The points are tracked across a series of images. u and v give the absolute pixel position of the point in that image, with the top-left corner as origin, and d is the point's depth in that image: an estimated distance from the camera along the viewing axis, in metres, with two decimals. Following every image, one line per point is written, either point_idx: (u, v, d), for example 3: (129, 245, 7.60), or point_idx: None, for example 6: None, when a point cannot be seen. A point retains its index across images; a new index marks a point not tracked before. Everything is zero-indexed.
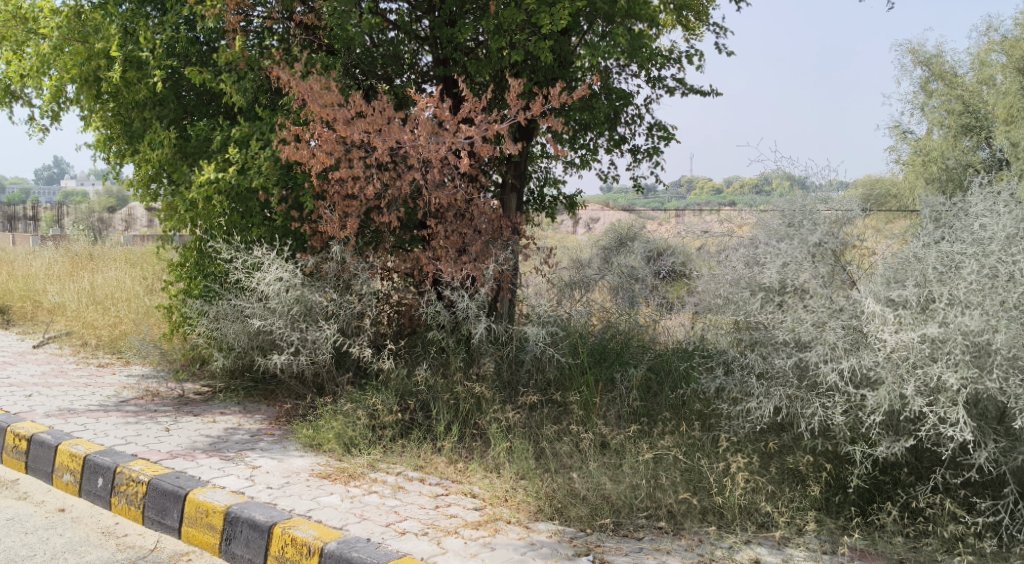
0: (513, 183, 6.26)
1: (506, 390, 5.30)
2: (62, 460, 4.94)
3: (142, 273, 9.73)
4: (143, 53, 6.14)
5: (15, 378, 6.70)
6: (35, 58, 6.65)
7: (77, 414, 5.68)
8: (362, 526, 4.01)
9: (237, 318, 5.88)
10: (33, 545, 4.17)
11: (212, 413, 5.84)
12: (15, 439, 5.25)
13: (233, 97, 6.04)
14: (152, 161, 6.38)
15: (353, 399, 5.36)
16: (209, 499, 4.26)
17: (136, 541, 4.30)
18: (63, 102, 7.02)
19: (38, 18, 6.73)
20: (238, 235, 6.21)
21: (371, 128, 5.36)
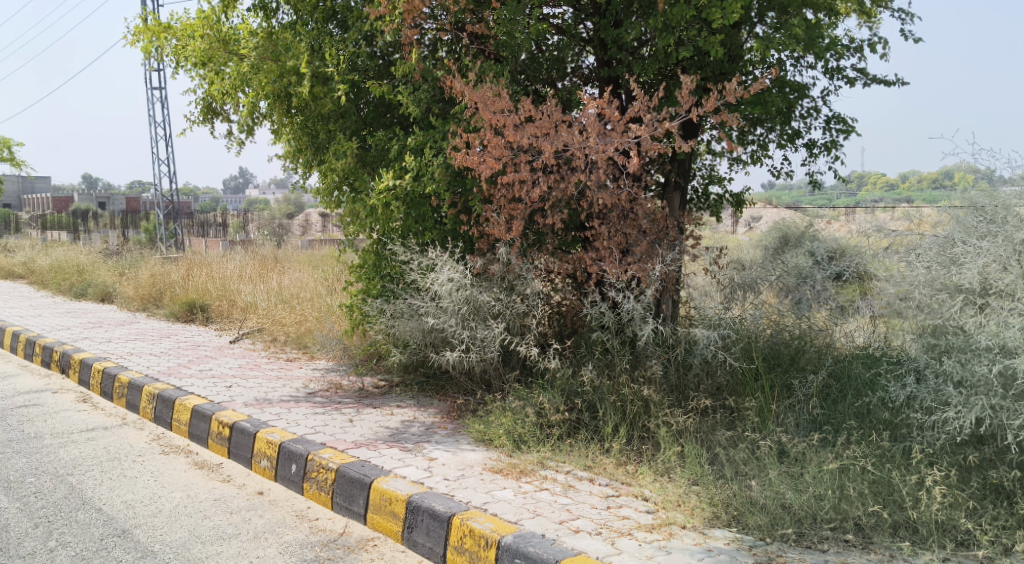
0: (677, 182, 6.14)
1: (675, 394, 5.21)
2: (259, 446, 5.30)
3: (324, 274, 10.29)
4: (328, 69, 6.50)
5: (216, 370, 7.26)
6: (235, 78, 7.20)
7: (271, 404, 6.08)
8: (537, 522, 4.06)
9: (412, 315, 6.09)
10: (238, 524, 4.50)
11: (390, 406, 6.09)
12: (219, 425, 5.69)
13: (409, 108, 6.27)
14: (337, 170, 6.74)
15: (520, 397, 5.43)
16: (392, 488, 4.46)
17: (326, 524, 4.54)
18: (258, 117, 7.54)
19: (238, 41, 7.30)
20: (412, 238, 6.45)
21: (539, 132, 5.39)
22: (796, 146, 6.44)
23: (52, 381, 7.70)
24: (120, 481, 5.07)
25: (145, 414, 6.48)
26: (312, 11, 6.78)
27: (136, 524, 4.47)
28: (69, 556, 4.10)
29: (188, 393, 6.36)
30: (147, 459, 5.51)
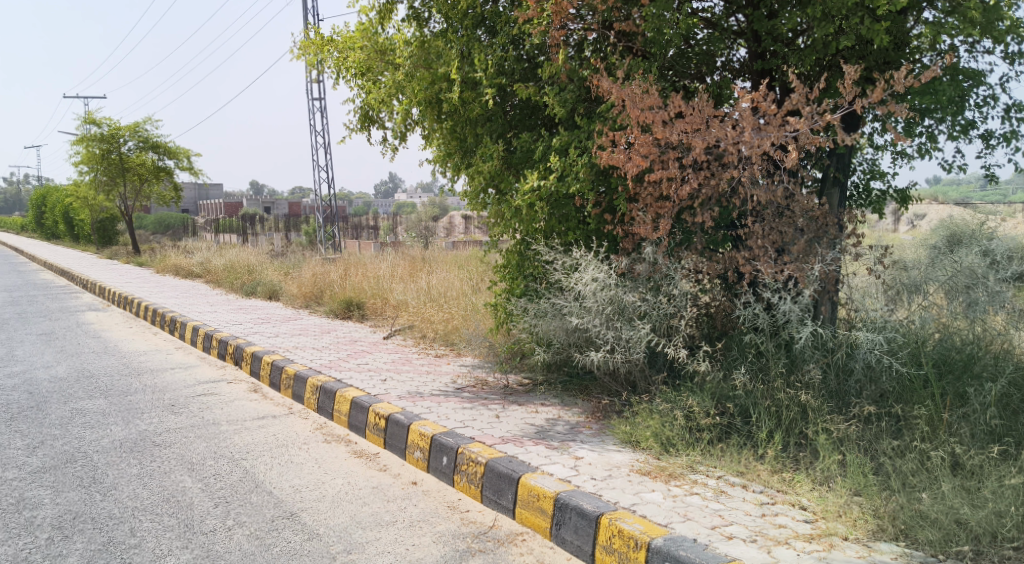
0: (836, 176, 5.86)
1: (835, 400, 4.96)
2: (413, 438, 5.45)
3: (469, 274, 10.49)
4: (477, 74, 6.59)
5: (371, 364, 7.53)
6: (390, 85, 7.44)
7: (423, 398, 6.24)
8: (688, 526, 3.97)
9: (556, 315, 6.08)
10: (394, 512, 4.66)
11: (535, 404, 6.09)
12: (376, 417, 5.89)
13: (555, 109, 6.25)
14: (484, 173, 6.82)
15: (668, 399, 5.31)
16: (540, 484, 4.47)
17: (477, 517, 4.62)
18: (410, 123, 7.76)
19: (394, 50, 7.54)
20: (557, 238, 6.41)
21: (690, 128, 5.24)
22: (970, 138, 6.02)
23: (225, 372, 8.21)
24: (288, 467, 5.34)
25: (309, 404, 6.79)
26: (462, 18, 6.91)
27: (303, 507, 4.72)
28: (244, 535, 4.37)
29: (347, 385, 6.62)
30: (312, 446, 5.78)
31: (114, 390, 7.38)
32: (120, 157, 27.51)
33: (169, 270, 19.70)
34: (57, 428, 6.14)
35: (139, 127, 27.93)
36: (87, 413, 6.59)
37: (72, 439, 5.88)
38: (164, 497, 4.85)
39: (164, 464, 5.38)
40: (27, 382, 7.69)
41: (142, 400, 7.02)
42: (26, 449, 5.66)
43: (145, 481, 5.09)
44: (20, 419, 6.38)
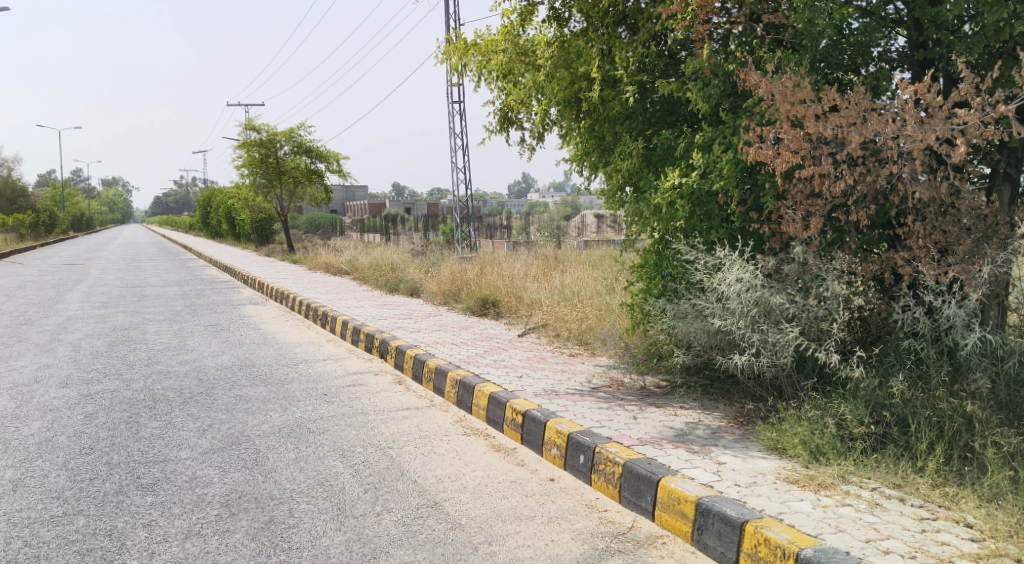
0: (1006, 172, 5.47)
1: (1004, 412, 4.62)
2: (549, 435, 5.45)
3: (603, 273, 10.41)
4: (618, 72, 6.51)
5: (507, 361, 7.59)
6: (530, 86, 7.47)
7: (559, 396, 6.24)
8: (840, 538, 3.80)
9: (697, 316, 5.93)
10: (533, 507, 4.69)
11: (674, 406, 5.96)
12: (513, 412, 5.94)
13: (698, 105, 6.07)
14: (622, 172, 6.67)
15: (818, 406, 5.09)
16: (681, 487, 4.38)
17: (616, 517, 4.57)
18: (549, 123, 7.78)
19: (534, 52, 7.60)
20: (698, 237, 6.22)
21: (845, 122, 5.01)
22: None
23: (371, 364, 8.48)
24: (431, 457, 5.46)
25: (450, 398, 6.91)
26: (604, 16, 6.84)
27: (446, 497, 4.82)
28: (392, 521, 4.52)
29: (486, 381, 6.70)
30: (453, 438, 5.88)
31: (272, 379, 7.76)
32: (277, 161, 29.09)
33: (320, 268, 20.55)
34: (223, 413, 6.51)
35: (294, 132, 29.34)
36: (249, 399, 6.95)
37: (236, 424, 6.22)
38: (318, 481, 5.06)
39: (318, 450, 5.61)
40: (195, 370, 8.20)
41: (297, 389, 7.34)
42: (196, 431, 6.03)
43: (301, 465, 5.32)
44: (191, 403, 6.81)
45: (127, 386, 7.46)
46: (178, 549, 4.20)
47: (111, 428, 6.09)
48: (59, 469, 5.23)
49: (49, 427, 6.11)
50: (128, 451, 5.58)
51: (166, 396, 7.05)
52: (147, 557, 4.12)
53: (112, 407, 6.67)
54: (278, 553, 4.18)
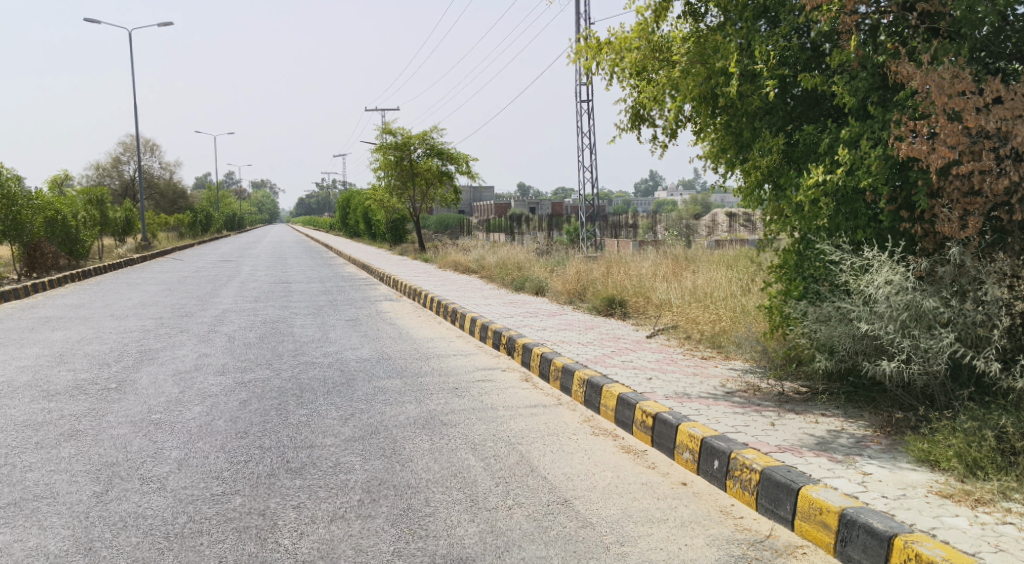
0: None
1: None
2: (682, 439, 5.35)
3: (737, 274, 10.13)
4: (757, 66, 6.31)
5: (637, 362, 7.50)
6: (664, 83, 7.36)
7: (691, 399, 6.11)
8: (1000, 558, 3.57)
9: (842, 320, 5.70)
10: (665, 510, 4.62)
11: (814, 414, 5.73)
12: (643, 414, 5.86)
13: (844, 99, 5.82)
14: (761, 168, 6.49)
15: (975, 417, 4.78)
16: (822, 497, 4.21)
17: (752, 524, 4.44)
18: (684, 120, 7.63)
19: (670, 49, 7.48)
20: (843, 236, 5.94)
21: (1011, 115, 4.72)
22: None
23: (501, 361, 8.57)
24: (560, 455, 5.46)
25: (578, 397, 6.88)
26: (742, 10, 6.67)
27: (576, 495, 4.81)
28: (524, 516, 4.54)
29: (615, 381, 6.64)
30: (581, 438, 5.86)
31: (407, 372, 7.96)
32: (410, 164, 29.94)
33: (450, 266, 20.95)
34: (363, 403, 6.72)
35: (427, 135, 30.04)
36: (386, 391, 7.15)
37: (375, 413, 6.41)
38: (452, 472, 5.14)
39: (452, 442, 5.71)
40: (337, 361, 8.52)
41: (430, 382, 7.50)
42: (339, 419, 6.26)
43: (436, 456, 5.42)
44: (334, 392, 7.07)
45: (276, 375, 7.82)
46: (324, 531, 4.36)
47: (263, 414, 6.40)
48: (218, 450, 5.53)
49: (209, 411, 6.48)
50: (278, 436, 5.84)
51: (311, 385, 7.35)
52: (296, 537, 4.30)
53: (263, 394, 7.01)
54: (417, 540, 4.28)
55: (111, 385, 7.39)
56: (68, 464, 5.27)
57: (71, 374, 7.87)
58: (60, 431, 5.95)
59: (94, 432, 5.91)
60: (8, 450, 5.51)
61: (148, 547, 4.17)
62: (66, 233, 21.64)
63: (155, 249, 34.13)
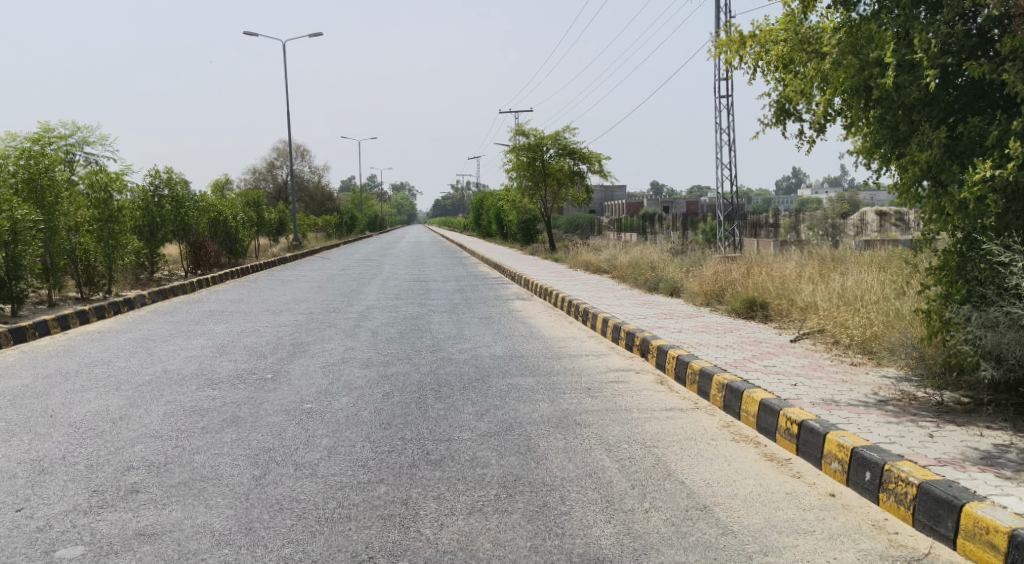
0: None
1: None
2: (830, 448, 5.10)
3: (891, 277, 9.54)
4: (916, 56, 5.93)
5: (781, 367, 7.22)
6: (812, 75, 7.06)
7: (840, 407, 5.82)
8: None
9: (1012, 325, 5.41)
10: (811, 521, 4.41)
11: (977, 426, 5.35)
12: (787, 421, 5.63)
13: (1016, 87, 5.41)
14: (920, 164, 6.06)
15: None
16: (989, 515, 3.92)
17: (908, 541, 4.18)
18: (833, 115, 7.31)
19: (819, 40, 7.16)
20: (1014, 236, 5.51)
21: None
22: None
23: (634, 362, 8.44)
24: (698, 460, 5.32)
25: (717, 402, 6.69)
26: None
27: (715, 501, 4.66)
28: (661, 519, 4.44)
29: (757, 386, 6.41)
30: (720, 443, 5.68)
31: (540, 370, 7.96)
32: (543, 164, 30.09)
33: (582, 266, 20.90)
34: (498, 399, 6.77)
35: (560, 135, 30.08)
36: (520, 388, 7.18)
37: (510, 410, 6.44)
38: (587, 472, 5.10)
39: (586, 442, 5.66)
40: (473, 358, 8.63)
41: (564, 382, 7.46)
42: (475, 414, 6.32)
43: (571, 455, 5.39)
44: (470, 388, 7.15)
45: (416, 369, 8.01)
46: (463, 523, 4.41)
47: (404, 406, 6.55)
48: (364, 440, 5.70)
49: (354, 402, 6.69)
50: (418, 428, 5.96)
51: (449, 380, 7.47)
52: (437, 528, 4.36)
53: (404, 387, 7.18)
54: (554, 537, 4.25)
55: (266, 376, 7.75)
56: (229, 448, 5.56)
57: (232, 364, 8.32)
58: (222, 417, 6.28)
59: (252, 419, 6.21)
60: (177, 433, 5.86)
61: (301, 530, 4.33)
62: (226, 234, 22.94)
63: (303, 248, 35.68)
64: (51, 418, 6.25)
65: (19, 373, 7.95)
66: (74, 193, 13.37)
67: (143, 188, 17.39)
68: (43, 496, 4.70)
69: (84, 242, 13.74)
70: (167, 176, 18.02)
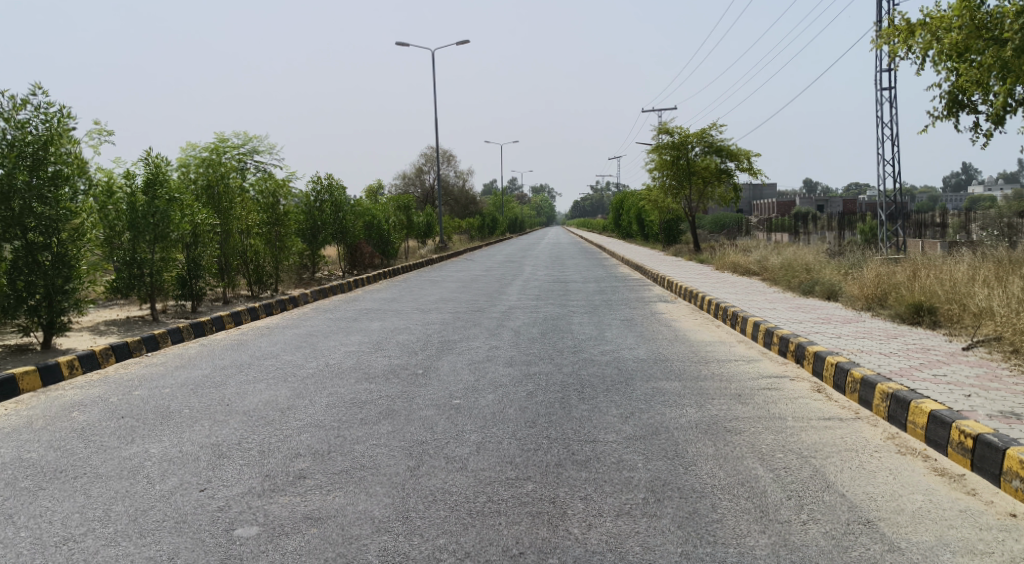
0: None
1: None
2: (1010, 464, 4.75)
3: None
4: None
5: (952, 376, 6.79)
6: (990, 64, 6.60)
7: (1022, 421, 5.41)
8: None
9: None
10: (989, 542, 4.12)
11: None
12: (959, 434, 5.29)
13: None
14: None
15: None
16: None
17: None
18: (1012, 105, 6.81)
19: (997, 27, 6.68)
20: None
21: None
22: None
23: (788, 368, 8.15)
24: (860, 472, 5.07)
25: (879, 412, 6.37)
26: None
27: (880, 516, 4.44)
28: (820, 532, 4.27)
29: (925, 397, 6.05)
30: (885, 456, 5.39)
31: (687, 374, 7.82)
32: (688, 163, 29.56)
33: (729, 268, 20.40)
34: (643, 403, 6.69)
35: (707, 132, 29.45)
36: (666, 392, 7.07)
37: (656, 414, 6.36)
38: (739, 480, 4.96)
39: (737, 449, 5.51)
40: (616, 360, 8.57)
41: (712, 387, 7.28)
42: (620, 417, 6.28)
43: (721, 462, 5.26)
44: (614, 390, 7.11)
45: (559, 369, 8.05)
46: (611, 525, 4.39)
47: (549, 406, 6.59)
48: (511, 437, 5.77)
49: (500, 400, 6.79)
50: (564, 428, 5.98)
51: (592, 382, 7.45)
52: (586, 528, 4.36)
53: (548, 387, 7.23)
54: (705, 545, 4.17)
55: (417, 371, 7.99)
56: (386, 439, 5.76)
57: (386, 359, 8.62)
58: (378, 409, 6.53)
59: (406, 412, 6.42)
60: (338, 424, 6.13)
61: (454, 521, 4.43)
62: (379, 237, 23.80)
63: (451, 251, 36.49)
64: (227, 407, 6.68)
65: (200, 365, 8.54)
66: (245, 198, 14.25)
67: (306, 194, 18.31)
68: (222, 478, 5.03)
69: (254, 244, 14.61)
70: (328, 182, 18.91)
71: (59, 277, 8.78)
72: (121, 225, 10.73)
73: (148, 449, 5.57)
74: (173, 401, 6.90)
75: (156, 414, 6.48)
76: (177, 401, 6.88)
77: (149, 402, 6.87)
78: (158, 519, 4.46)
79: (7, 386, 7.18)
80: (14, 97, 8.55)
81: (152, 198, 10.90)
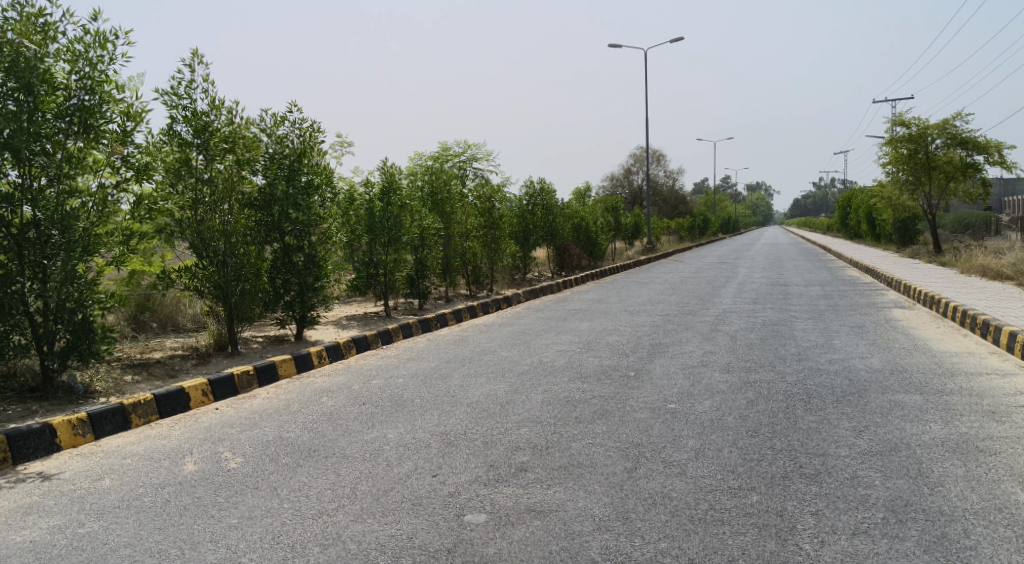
0: None
1: None
2: None
3: None
4: None
5: None
6: None
7: None
8: None
9: None
10: None
11: None
12: None
13: None
14: None
15: None
16: None
17: None
18: None
19: None
20: None
21: None
22: None
23: None
24: None
25: None
26: None
27: None
28: None
29: None
30: None
31: (928, 388, 7.23)
32: (928, 156, 27.36)
33: (976, 270, 18.66)
34: (879, 416, 6.28)
35: (951, 123, 27.11)
36: (904, 406, 6.58)
37: (894, 429, 5.94)
38: (995, 505, 4.53)
39: (992, 472, 5.03)
40: (846, 369, 8.10)
41: (959, 403, 6.69)
42: (853, 430, 5.93)
43: (973, 485, 4.83)
44: (844, 402, 6.72)
45: (781, 378, 7.71)
46: (847, 543, 4.16)
47: (772, 415, 6.34)
48: (732, 445, 5.62)
49: (719, 406, 6.63)
50: (789, 439, 5.74)
51: (820, 392, 7.09)
52: (818, 544, 4.17)
53: (770, 396, 6.96)
54: None
55: (630, 373, 7.97)
56: (604, 439, 5.80)
57: (598, 360, 8.68)
58: (593, 409, 6.58)
59: (621, 414, 6.42)
60: (556, 421, 6.24)
61: (676, 526, 4.39)
62: (588, 239, 23.97)
63: (659, 253, 36.06)
64: (453, 398, 7.00)
65: (429, 358, 9.02)
66: (466, 202, 14.85)
67: (519, 198, 18.80)
68: (451, 465, 5.28)
69: (473, 246, 15.16)
70: (540, 186, 19.31)
71: (310, 275, 9.57)
72: (361, 228, 11.56)
73: (386, 434, 5.96)
74: (405, 391, 7.33)
75: (391, 402, 6.91)
76: (408, 391, 7.30)
77: (385, 390, 7.34)
78: (397, 500, 4.76)
79: (268, 372, 7.95)
80: (275, 114, 9.45)
81: (387, 204, 11.62)
